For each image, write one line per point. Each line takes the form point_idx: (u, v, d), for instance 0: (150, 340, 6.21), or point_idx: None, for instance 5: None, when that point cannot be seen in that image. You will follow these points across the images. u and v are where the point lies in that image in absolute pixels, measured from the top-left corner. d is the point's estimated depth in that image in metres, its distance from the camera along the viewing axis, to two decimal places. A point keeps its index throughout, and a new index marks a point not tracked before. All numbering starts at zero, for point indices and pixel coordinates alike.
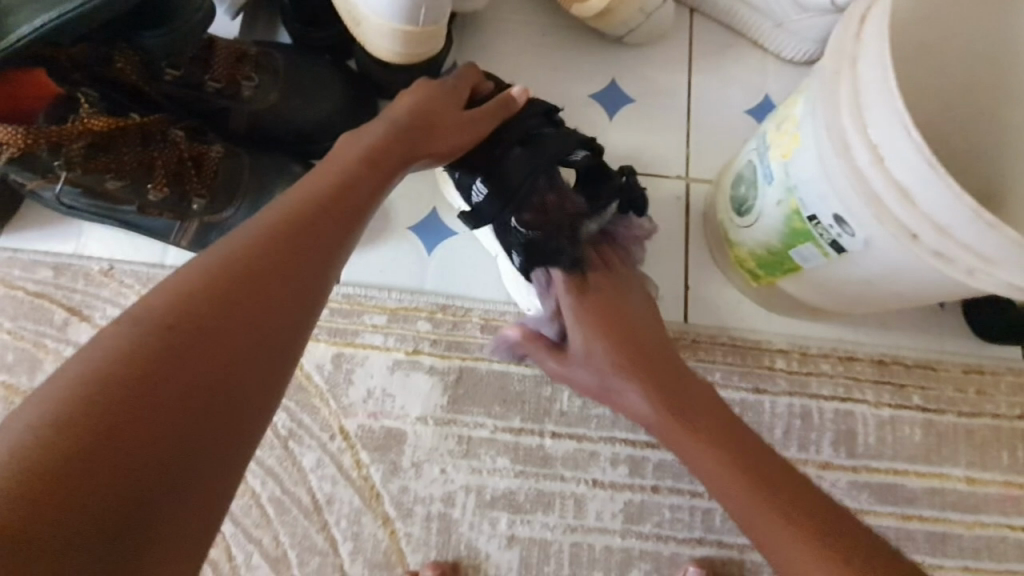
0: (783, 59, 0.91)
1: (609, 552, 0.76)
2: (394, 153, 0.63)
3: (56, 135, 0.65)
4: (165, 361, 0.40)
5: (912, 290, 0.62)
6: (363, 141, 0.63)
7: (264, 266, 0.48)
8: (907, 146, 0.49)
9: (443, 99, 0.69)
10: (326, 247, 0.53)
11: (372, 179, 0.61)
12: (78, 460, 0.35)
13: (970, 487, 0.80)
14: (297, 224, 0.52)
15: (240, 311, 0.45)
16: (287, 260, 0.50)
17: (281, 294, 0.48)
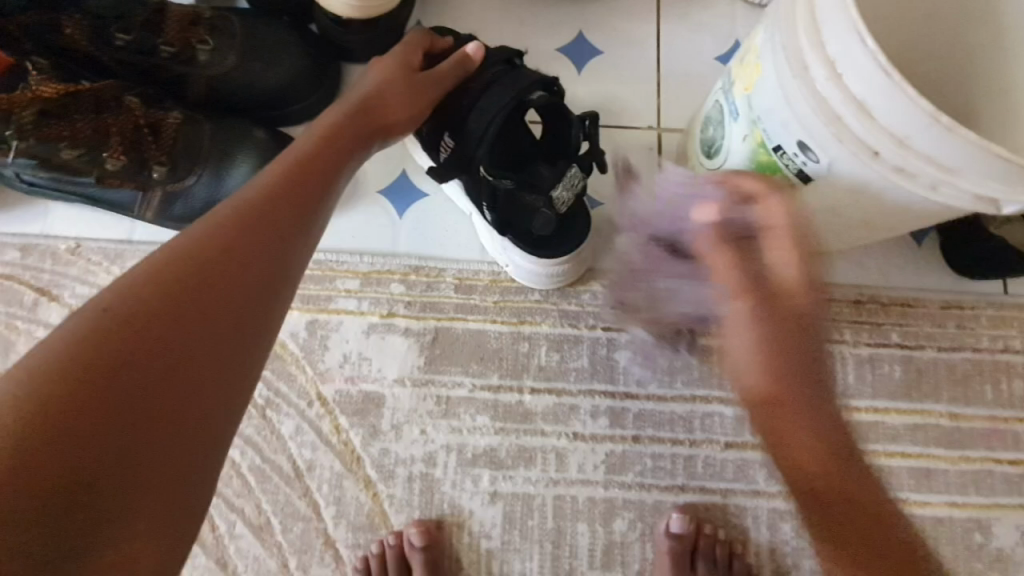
0: (753, 3, 0.89)
1: (592, 503, 0.76)
2: (350, 133, 0.62)
3: (4, 102, 0.66)
4: (128, 335, 0.41)
5: (881, 216, 0.62)
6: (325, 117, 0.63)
7: (230, 243, 0.48)
8: (862, 56, 0.48)
9: (397, 71, 0.67)
10: (289, 236, 0.52)
11: (332, 164, 0.59)
12: (40, 429, 0.36)
13: (954, 423, 0.80)
14: (253, 214, 0.51)
15: (208, 285, 0.45)
16: (257, 236, 0.50)
17: (251, 271, 0.48)
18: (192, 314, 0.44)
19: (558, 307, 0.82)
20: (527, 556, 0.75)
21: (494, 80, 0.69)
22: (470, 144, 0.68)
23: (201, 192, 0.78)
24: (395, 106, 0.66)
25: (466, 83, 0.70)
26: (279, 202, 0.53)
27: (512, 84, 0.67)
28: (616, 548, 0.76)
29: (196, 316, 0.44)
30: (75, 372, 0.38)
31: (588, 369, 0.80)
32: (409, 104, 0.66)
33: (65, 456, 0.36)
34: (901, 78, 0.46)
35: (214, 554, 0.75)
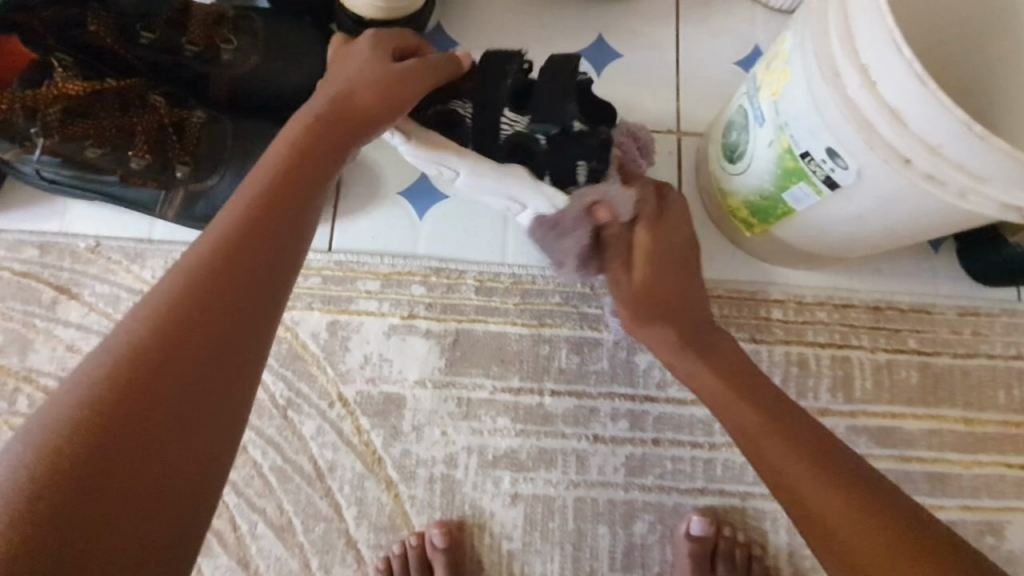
0: (772, 9, 0.90)
1: (612, 505, 0.77)
2: (324, 139, 0.56)
3: (30, 99, 0.66)
4: (128, 396, 0.40)
5: (905, 224, 0.62)
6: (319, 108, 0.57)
7: (224, 277, 0.46)
8: (897, 64, 0.49)
9: (369, 58, 0.59)
10: (268, 269, 0.49)
11: (311, 175, 0.54)
12: (49, 505, 0.36)
13: (968, 428, 0.81)
14: (229, 252, 0.48)
15: (203, 327, 0.44)
16: (250, 263, 0.48)
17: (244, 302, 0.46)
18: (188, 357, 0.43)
19: (578, 309, 0.81)
20: (548, 558, 0.76)
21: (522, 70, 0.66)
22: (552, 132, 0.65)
23: (224, 192, 0.78)
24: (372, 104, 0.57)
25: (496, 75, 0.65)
26: (257, 229, 0.50)
27: (551, 69, 0.65)
28: (636, 550, 0.76)
29: (190, 368, 0.43)
30: (82, 439, 0.38)
31: (609, 372, 0.80)
32: (384, 103, 0.57)
33: (72, 527, 0.36)
34: (937, 87, 0.47)
35: (236, 553, 0.75)
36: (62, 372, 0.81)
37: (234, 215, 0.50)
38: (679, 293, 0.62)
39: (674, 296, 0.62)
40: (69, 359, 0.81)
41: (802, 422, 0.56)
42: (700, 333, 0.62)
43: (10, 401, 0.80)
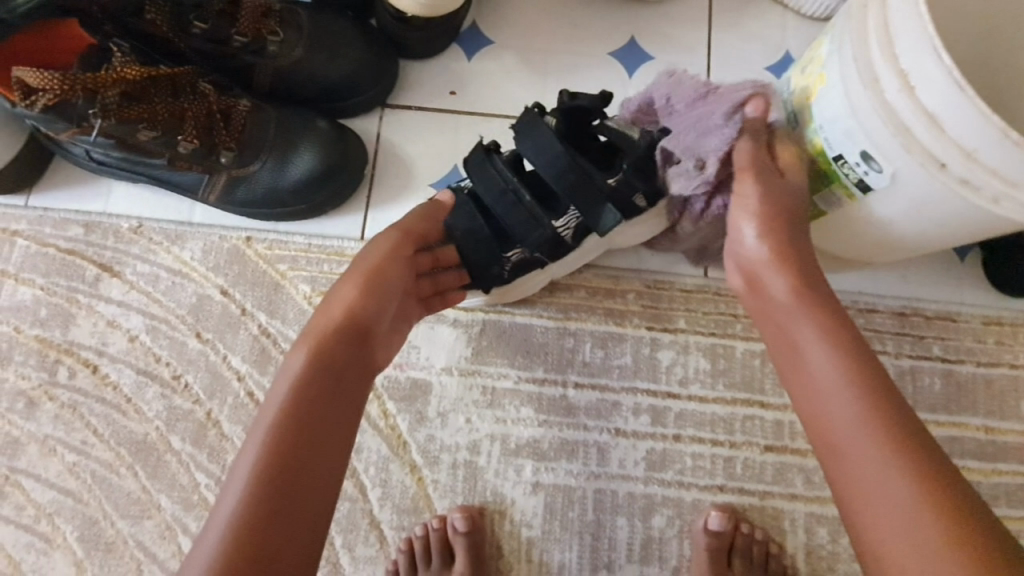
0: (804, 15, 0.91)
1: (632, 498, 0.78)
2: (340, 345, 0.61)
3: (91, 82, 0.67)
4: (267, 507, 0.51)
5: (936, 229, 0.63)
6: (365, 258, 0.67)
7: (314, 395, 0.57)
8: (937, 69, 0.50)
9: (364, 258, 0.67)
10: (338, 407, 0.58)
11: (335, 370, 0.59)
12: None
13: (989, 436, 0.81)
14: (279, 471, 0.53)
15: (306, 435, 0.55)
16: (333, 381, 0.59)
17: (330, 408, 0.57)
18: (298, 461, 0.54)
19: (603, 304, 0.83)
20: (567, 547, 0.77)
21: (497, 163, 0.70)
22: (578, 205, 0.68)
23: (265, 178, 0.80)
24: (370, 302, 0.64)
25: (490, 180, 0.69)
26: (298, 436, 0.55)
27: (530, 154, 0.67)
28: (654, 543, 0.77)
29: (300, 469, 0.54)
30: (240, 544, 0.49)
31: (632, 367, 0.81)
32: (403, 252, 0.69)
33: None
34: (975, 94, 0.48)
35: None
36: (102, 347, 0.84)
37: (266, 440, 0.54)
38: (801, 230, 0.63)
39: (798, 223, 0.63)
40: (109, 334, 0.84)
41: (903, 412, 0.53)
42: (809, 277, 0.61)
43: (52, 372, 0.83)
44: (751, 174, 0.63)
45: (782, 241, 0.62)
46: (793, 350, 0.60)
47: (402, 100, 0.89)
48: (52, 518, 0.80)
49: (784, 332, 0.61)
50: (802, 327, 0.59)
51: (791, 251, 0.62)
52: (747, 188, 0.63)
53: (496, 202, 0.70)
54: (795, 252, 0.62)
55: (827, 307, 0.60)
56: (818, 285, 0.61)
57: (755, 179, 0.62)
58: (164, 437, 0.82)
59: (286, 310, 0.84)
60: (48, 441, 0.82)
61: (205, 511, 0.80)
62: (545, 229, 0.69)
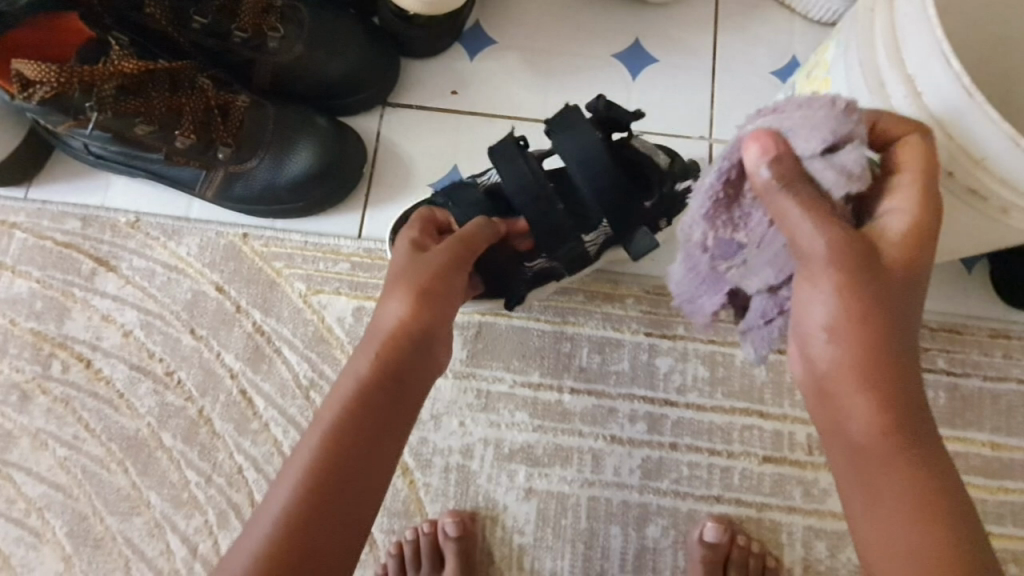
0: (811, 20, 0.90)
1: (626, 507, 0.77)
2: (402, 356, 0.50)
3: (88, 75, 0.67)
4: (303, 530, 0.45)
5: (945, 237, 0.62)
6: (430, 256, 0.56)
7: (369, 412, 0.48)
8: (944, 77, 0.49)
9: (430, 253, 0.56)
10: (386, 435, 0.49)
11: (400, 384, 0.50)
12: None
13: (994, 452, 0.79)
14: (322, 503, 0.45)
15: (353, 453, 0.47)
16: (387, 402, 0.49)
17: (381, 433, 0.49)
18: (341, 482, 0.46)
19: (601, 309, 0.81)
20: (559, 555, 0.76)
21: (533, 165, 0.66)
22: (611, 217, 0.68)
23: (262, 175, 0.80)
24: (437, 304, 0.53)
25: (528, 183, 0.65)
26: (346, 455, 0.47)
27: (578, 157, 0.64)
28: (647, 553, 0.76)
29: (342, 492, 0.46)
30: (271, 560, 0.43)
31: (629, 373, 0.80)
32: (465, 255, 0.58)
33: None
34: (983, 100, 0.47)
35: None
36: (96, 341, 0.83)
37: (320, 446, 0.47)
38: (900, 308, 0.43)
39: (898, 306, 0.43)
40: (103, 329, 0.83)
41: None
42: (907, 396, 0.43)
43: (45, 366, 0.83)
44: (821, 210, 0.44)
45: (874, 344, 0.42)
46: (873, 492, 0.43)
47: (403, 99, 0.88)
48: (42, 512, 0.80)
49: (871, 470, 0.43)
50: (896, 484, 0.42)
51: (887, 357, 0.43)
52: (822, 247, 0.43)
53: (532, 209, 0.66)
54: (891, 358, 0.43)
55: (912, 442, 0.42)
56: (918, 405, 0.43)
57: (833, 238, 0.43)
58: (156, 434, 0.81)
59: (280, 308, 0.83)
60: (40, 435, 0.81)
61: (195, 510, 0.79)
62: (575, 242, 0.70)
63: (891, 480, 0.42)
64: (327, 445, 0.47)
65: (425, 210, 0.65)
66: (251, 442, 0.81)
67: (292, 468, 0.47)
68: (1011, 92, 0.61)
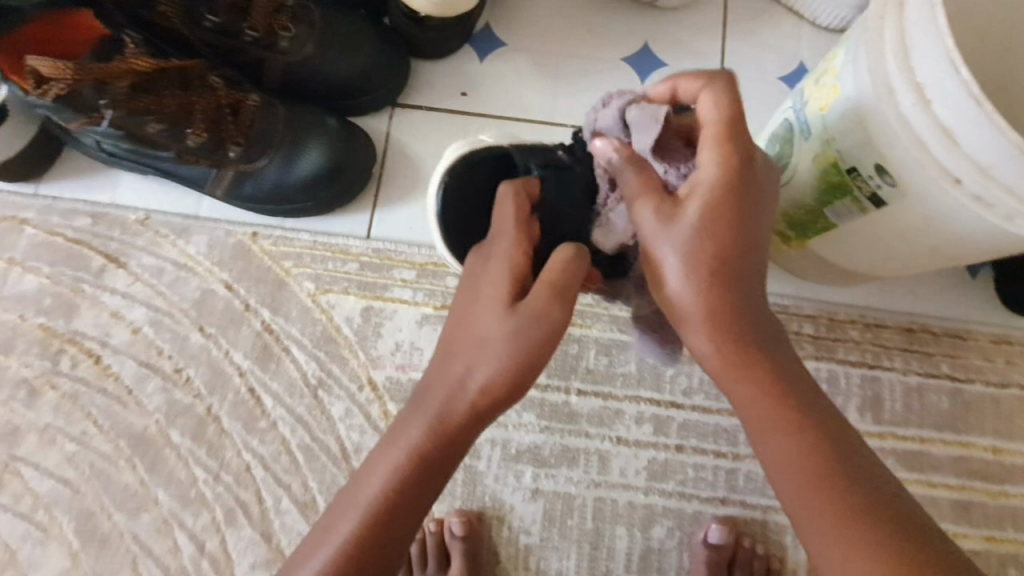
0: (819, 26, 0.90)
1: (632, 508, 0.77)
2: (462, 432, 0.51)
3: (101, 72, 0.67)
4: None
5: (949, 245, 0.62)
6: (523, 323, 0.50)
7: (418, 485, 0.51)
8: (954, 85, 0.49)
9: (524, 316, 0.50)
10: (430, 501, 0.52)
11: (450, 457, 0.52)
12: None
13: (997, 457, 0.80)
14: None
15: (395, 521, 0.50)
16: (438, 474, 0.52)
17: (425, 499, 0.52)
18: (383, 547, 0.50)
19: (609, 312, 0.82)
20: (565, 555, 0.76)
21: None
22: None
23: (272, 174, 0.80)
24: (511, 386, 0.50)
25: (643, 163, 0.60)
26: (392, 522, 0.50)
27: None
28: (653, 554, 0.76)
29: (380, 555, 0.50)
30: None
31: (636, 375, 0.80)
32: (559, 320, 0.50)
33: None
34: (993, 109, 0.47)
35: (261, 525, 0.79)
36: (104, 338, 0.83)
37: (371, 509, 0.50)
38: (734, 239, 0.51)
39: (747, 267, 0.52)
40: (112, 326, 0.84)
41: (811, 413, 0.53)
42: (761, 335, 0.53)
43: (54, 362, 0.83)
44: (656, 196, 0.52)
45: (709, 276, 0.51)
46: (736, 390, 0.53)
47: (412, 100, 0.89)
48: (49, 508, 0.80)
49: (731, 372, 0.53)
50: (764, 406, 0.52)
51: (721, 282, 0.51)
52: (678, 231, 0.51)
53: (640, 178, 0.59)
54: (746, 313, 0.52)
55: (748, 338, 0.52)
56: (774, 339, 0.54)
57: (653, 203, 0.52)
58: (164, 431, 0.81)
59: (289, 307, 0.84)
60: (48, 431, 0.81)
61: (203, 507, 0.80)
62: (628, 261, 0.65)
63: (771, 414, 0.52)
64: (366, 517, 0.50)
65: (511, 199, 0.54)
66: (259, 440, 0.81)
67: (333, 529, 0.51)
68: (1017, 102, 0.62)
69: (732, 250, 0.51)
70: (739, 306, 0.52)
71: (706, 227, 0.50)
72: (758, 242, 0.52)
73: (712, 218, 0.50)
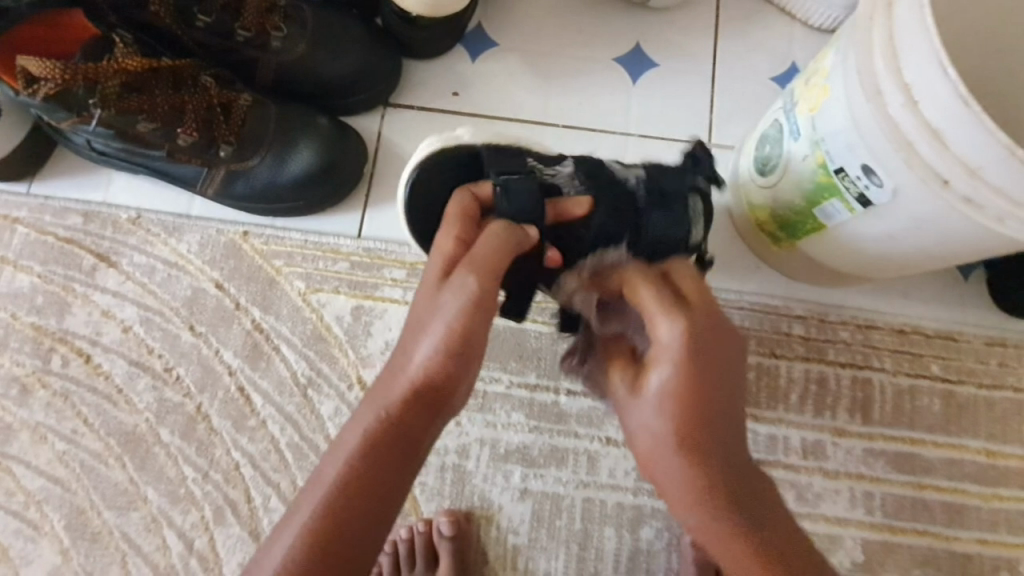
0: (811, 26, 0.90)
1: (620, 508, 0.77)
2: (421, 399, 0.49)
3: (91, 72, 0.68)
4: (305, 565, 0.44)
5: (940, 247, 0.62)
6: (461, 276, 0.51)
7: (379, 454, 0.48)
8: (941, 84, 0.49)
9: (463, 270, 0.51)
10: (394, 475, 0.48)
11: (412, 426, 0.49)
12: None
13: (990, 460, 0.79)
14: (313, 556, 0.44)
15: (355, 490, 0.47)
16: (399, 446, 0.48)
17: (387, 471, 0.48)
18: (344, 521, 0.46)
19: None
20: (553, 556, 0.76)
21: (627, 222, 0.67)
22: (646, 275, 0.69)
23: (263, 172, 0.80)
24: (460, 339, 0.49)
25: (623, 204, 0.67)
26: (353, 494, 0.46)
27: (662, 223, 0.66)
28: (641, 555, 0.76)
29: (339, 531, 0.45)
30: None
31: None
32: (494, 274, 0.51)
33: None
34: (980, 109, 0.47)
35: (249, 524, 0.79)
36: (95, 337, 0.84)
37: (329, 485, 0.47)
38: (712, 395, 0.50)
39: (722, 414, 0.51)
40: (103, 325, 0.84)
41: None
42: (749, 495, 0.50)
43: (45, 360, 0.83)
44: (622, 367, 0.56)
45: (690, 435, 0.50)
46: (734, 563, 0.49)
47: (404, 99, 0.89)
48: (39, 505, 0.80)
49: (724, 541, 0.49)
50: None
51: (703, 441, 0.50)
52: (652, 392, 0.51)
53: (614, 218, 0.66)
54: (732, 475, 0.50)
55: (738, 504, 0.49)
56: (754, 491, 0.51)
57: (626, 378, 0.55)
58: (154, 429, 0.82)
59: (279, 305, 0.84)
60: (39, 429, 0.82)
61: (192, 506, 0.80)
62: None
63: None
64: (322, 509, 0.46)
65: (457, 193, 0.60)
66: (248, 439, 0.81)
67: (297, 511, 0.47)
68: (1006, 102, 0.62)
69: (702, 396, 0.50)
70: (724, 470, 0.50)
71: (677, 392, 0.50)
72: (734, 397, 0.52)
73: (681, 374, 0.50)
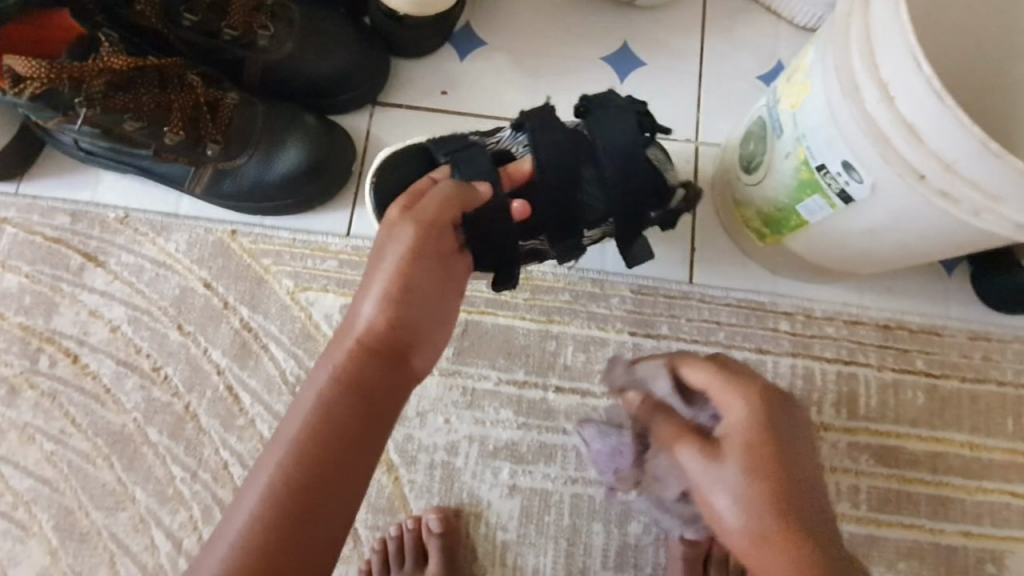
0: (795, 24, 0.91)
1: (609, 504, 0.77)
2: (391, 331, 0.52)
3: (77, 71, 0.67)
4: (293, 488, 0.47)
5: (919, 242, 0.63)
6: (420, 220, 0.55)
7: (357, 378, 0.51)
8: (917, 79, 0.50)
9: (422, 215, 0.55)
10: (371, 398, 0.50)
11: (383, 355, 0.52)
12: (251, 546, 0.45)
13: (973, 453, 0.80)
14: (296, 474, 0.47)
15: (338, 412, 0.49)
16: (373, 373, 0.51)
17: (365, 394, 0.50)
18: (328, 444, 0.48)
19: (587, 308, 0.82)
20: (542, 551, 0.76)
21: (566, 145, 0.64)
22: (618, 218, 0.68)
23: (251, 171, 0.80)
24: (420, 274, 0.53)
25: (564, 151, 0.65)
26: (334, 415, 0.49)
27: (603, 148, 0.65)
28: (629, 550, 0.77)
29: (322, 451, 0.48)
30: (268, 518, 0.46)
31: None
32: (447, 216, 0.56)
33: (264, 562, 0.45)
34: (955, 103, 0.47)
35: None
36: (83, 337, 0.83)
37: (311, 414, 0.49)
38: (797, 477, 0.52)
39: (804, 497, 0.51)
40: (91, 324, 0.84)
41: None
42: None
43: (33, 360, 0.83)
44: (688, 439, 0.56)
45: (777, 510, 0.50)
46: None
47: (392, 98, 0.89)
48: (28, 506, 0.80)
49: None
50: None
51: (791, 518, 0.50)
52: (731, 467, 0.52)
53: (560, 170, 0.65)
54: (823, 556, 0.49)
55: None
56: None
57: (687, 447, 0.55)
58: (142, 429, 0.81)
59: (268, 304, 0.84)
60: (27, 429, 0.81)
61: (181, 505, 0.80)
62: (577, 238, 0.70)
63: None
64: (303, 430, 0.48)
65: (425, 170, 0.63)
66: (237, 437, 0.81)
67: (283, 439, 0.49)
68: (984, 97, 0.63)
69: (781, 477, 0.51)
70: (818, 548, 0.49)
71: (760, 467, 0.52)
72: (816, 489, 0.53)
73: (756, 452, 0.52)
